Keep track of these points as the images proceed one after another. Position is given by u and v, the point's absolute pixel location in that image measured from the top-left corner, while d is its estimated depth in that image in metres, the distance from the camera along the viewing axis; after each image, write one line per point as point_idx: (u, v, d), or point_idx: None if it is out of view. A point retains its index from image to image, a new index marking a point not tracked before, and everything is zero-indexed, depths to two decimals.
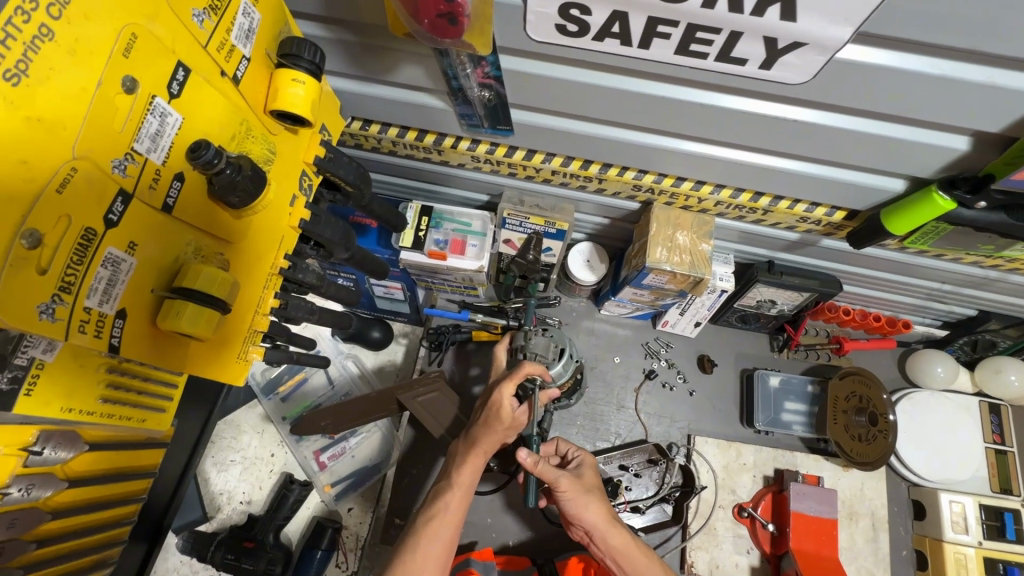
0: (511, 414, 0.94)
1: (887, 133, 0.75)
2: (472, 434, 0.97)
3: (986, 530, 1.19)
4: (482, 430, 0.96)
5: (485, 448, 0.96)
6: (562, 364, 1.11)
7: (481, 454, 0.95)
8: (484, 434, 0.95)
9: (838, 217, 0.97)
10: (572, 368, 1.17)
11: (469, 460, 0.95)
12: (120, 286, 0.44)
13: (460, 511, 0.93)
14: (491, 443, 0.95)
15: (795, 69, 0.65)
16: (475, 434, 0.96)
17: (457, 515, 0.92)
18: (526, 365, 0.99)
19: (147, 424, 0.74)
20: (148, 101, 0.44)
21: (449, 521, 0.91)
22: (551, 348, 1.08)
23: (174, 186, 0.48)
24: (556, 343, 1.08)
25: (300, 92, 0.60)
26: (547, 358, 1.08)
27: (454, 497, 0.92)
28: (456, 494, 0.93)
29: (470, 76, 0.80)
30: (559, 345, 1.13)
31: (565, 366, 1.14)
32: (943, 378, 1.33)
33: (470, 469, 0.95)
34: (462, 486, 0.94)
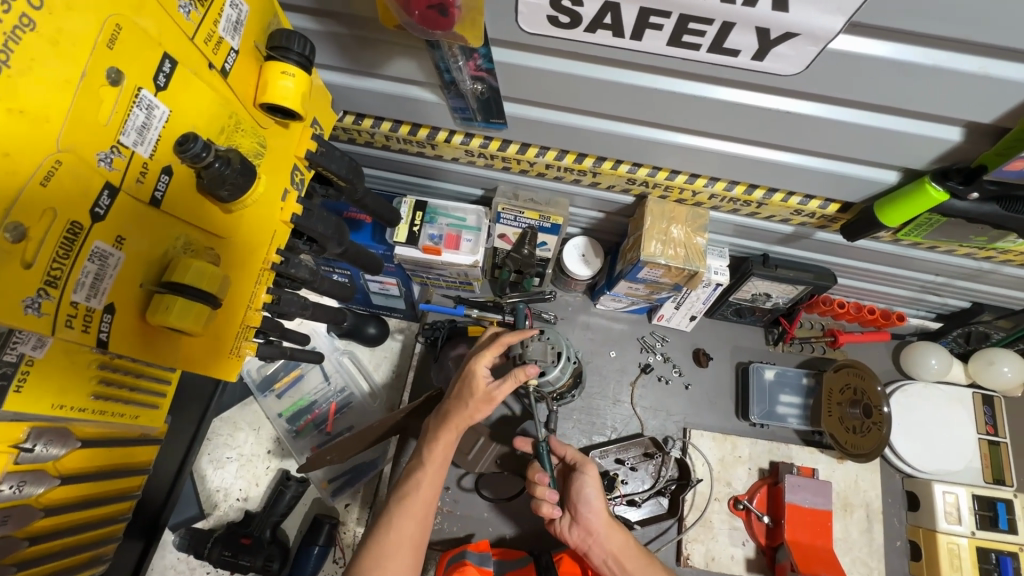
0: (484, 387, 0.95)
1: (880, 124, 0.75)
2: (445, 410, 0.98)
3: (979, 520, 1.19)
4: (456, 408, 0.96)
5: (457, 425, 0.96)
6: (559, 368, 1.09)
7: (454, 429, 0.96)
8: (460, 409, 0.95)
9: (832, 209, 0.97)
10: (570, 369, 1.14)
11: (443, 435, 0.95)
12: (108, 281, 0.44)
13: (437, 487, 0.94)
14: (465, 420, 0.96)
15: (788, 59, 0.65)
16: (448, 408, 0.97)
17: (432, 491, 0.93)
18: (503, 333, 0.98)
19: (139, 420, 0.74)
20: (135, 93, 0.43)
21: (425, 498, 0.92)
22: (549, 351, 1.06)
23: (162, 179, 0.48)
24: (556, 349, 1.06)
25: (290, 85, 0.60)
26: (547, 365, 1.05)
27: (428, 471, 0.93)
28: (433, 471, 0.94)
29: (462, 68, 0.79)
30: (555, 347, 1.10)
31: (563, 368, 1.12)
32: (937, 370, 1.33)
33: (444, 445, 0.96)
34: (437, 462, 0.94)
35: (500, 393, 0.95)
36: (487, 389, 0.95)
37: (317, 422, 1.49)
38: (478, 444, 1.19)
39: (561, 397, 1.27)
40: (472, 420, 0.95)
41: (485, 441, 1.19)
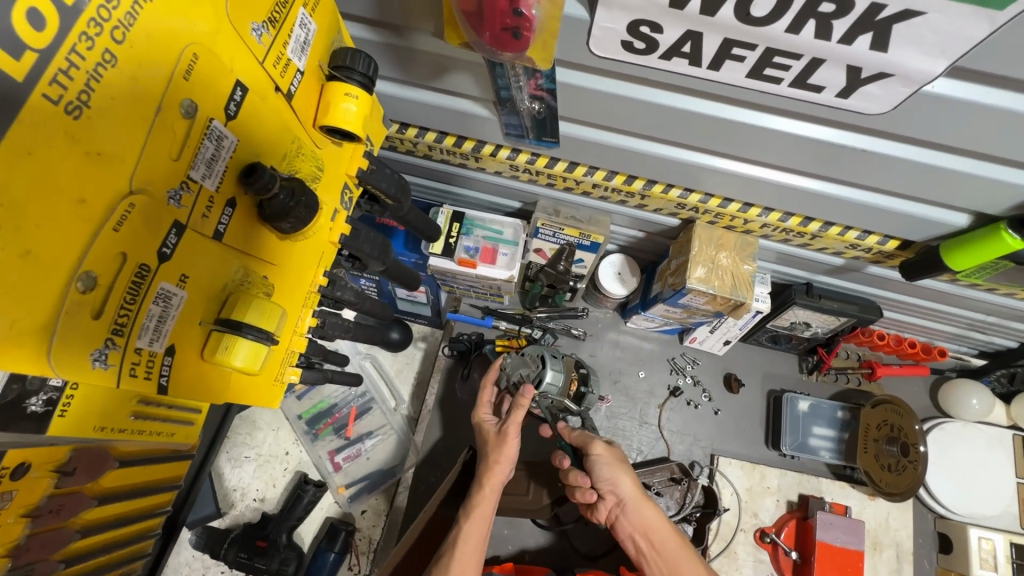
0: (492, 428, 1.03)
1: (962, 168, 0.70)
2: (477, 472, 1.01)
3: (1015, 569, 1.15)
4: (484, 463, 1.00)
5: (491, 482, 0.98)
6: (550, 367, 1.09)
7: (488, 482, 0.98)
8: (486, 464, 1.00)
9: (891, 246, 0.93)
10: (563, 362, 1.13)
11: (479, 492, 0.97)
12: (171, 323, 0.42)
13: (481, 545, 0.92)
14: (497, 474, 0.99)
15: (876, 99, 0.61)
16: (481, 469, 1.00)
17: (474, 550, 0.91)
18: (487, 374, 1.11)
19: (176, 438, 0.72)
20: (206, 124, 0.41)
21: (469, 550, 0.90)
22: (530, 359, 1.11)
23: (226, 212, 0.45)
24: (537, 353, 1.10)
25: (352, 108, 0.57)
26: (531, 371, 1.08)
27: (468, 521, 0.93)
28: (474, 526, 0.93)
29: (522, 88, 0.76)
30: (538, 352, 1.12)
31: (556, 368, 1.11)
32: (978, 410, 1.29)
33: (485, 505, 0.96)
34: (479, 516, 0.94)
35: (513, 427, 1.01)
36: (497, 429, 1.03)
37: (336, 426, 1.48)
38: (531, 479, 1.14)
39: (581, 396, 1.19)
40: (501, 464, 0.99)
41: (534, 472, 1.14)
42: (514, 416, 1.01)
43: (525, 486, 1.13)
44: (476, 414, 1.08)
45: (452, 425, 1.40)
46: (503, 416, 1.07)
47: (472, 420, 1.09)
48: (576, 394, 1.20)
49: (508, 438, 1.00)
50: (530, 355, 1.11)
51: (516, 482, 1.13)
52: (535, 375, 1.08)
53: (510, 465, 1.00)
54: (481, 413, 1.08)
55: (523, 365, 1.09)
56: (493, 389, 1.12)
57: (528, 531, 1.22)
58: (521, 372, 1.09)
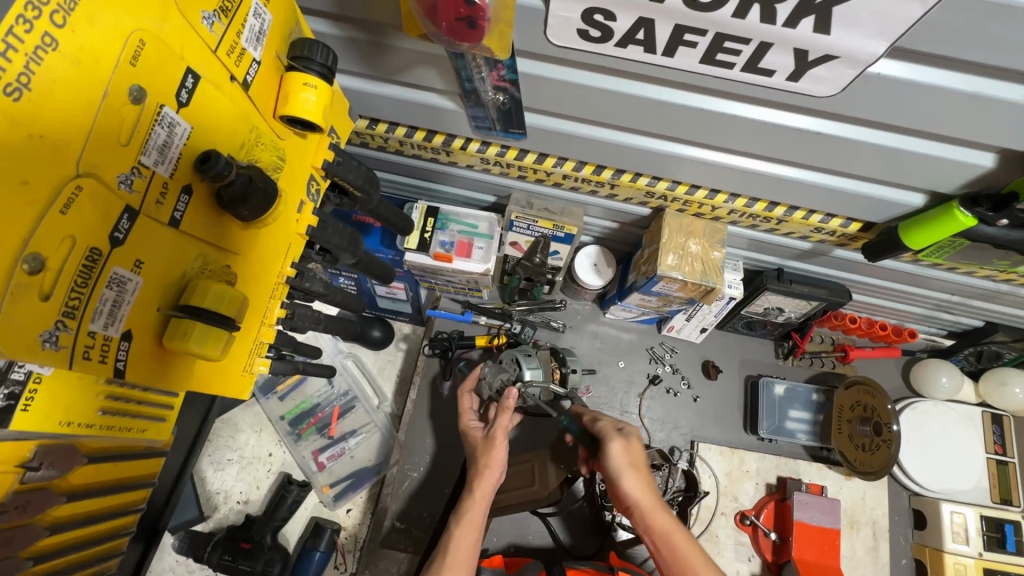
0: (479, 435, 1.04)
1: (912, 148, 0.73)
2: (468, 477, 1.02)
3: (986, 541, 1.19)
4: (474, 468, 1.01)
5: (483, 487, 0.99)
6: (527, 365, 1.10)
7: (478, 487, 0.98)
8: (476, 469, 1.01)
9: (854, 229, 0.96)
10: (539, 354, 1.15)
11: (470, 496, 0.98)
12: (126, 308, 0.42)
13: (475, 546, 0.93)
14: (487, 480, 0.99)
15: (824, 81, 0.63)
16: (471, 474, 1.01)
17: (467, 553, 0.92)
18: (461, 393, 1.14)
19: (146, 434, 0.72)
20: (156, 110, 0.41)
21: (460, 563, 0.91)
22: (506, 363, 1.11)
23: (182, 200, 0.46)
24: (512, 356, 1.11)
25: (312, 97, 0.58)
26: (510, 375, 1.09)
27: (459, 527, 0.94)
28: (467, 532, 0.94)
29: (485, 79, 0.77)
30: (515, 354, 1.12)
31: (534, 363, 1.11)
32: (948, 388, 1.32)
33: (475, 510, 0.97)
34: (471, 519, 0.95)
35: (500, 430, 1.02)
36: (485, 437, 1.03)
37: (320, 426, 1.48)
38: (536, 470, 1.14)
39: (565, 380, 1.18)
40: (490, 471, 0.99)
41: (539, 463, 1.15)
42: (501, 420, 1.03)
43: (531, 476, 1.14)
44: (463, 421, 1.10)
45: (443, 426, 1.35)
46: (490, 423, 1.07)
47: (460, 428, 1.10)
48: (560, 378, 1.19)
49: (496, 445, 1.01)
50: (506, 360, 1.12)
51: (521, 475, 1.14)
52: (513, 376, 1.09)
53: (499, 469, 1.01)
54: (467, 420, 1.10)
55: (501, 371, 1.10)
56: (474, 396, 1.15)
57: (513, 522, 1.24)
58: (500, 378, 1.09)
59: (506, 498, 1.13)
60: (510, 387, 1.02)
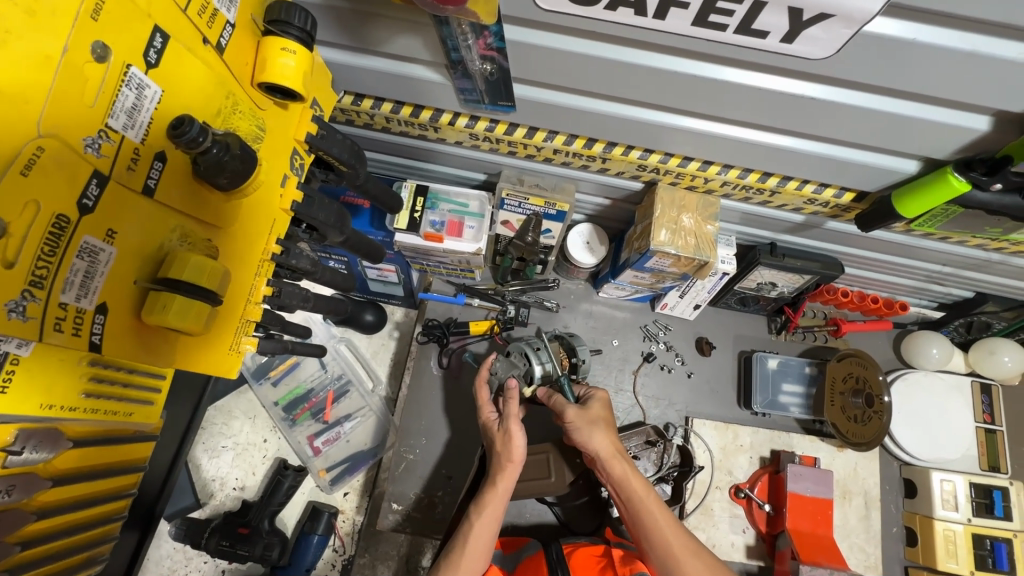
0: (497, 426, 1.04)
1: (906, 112, 0.72)
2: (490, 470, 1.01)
3: (975, 507, 1.21)
4: (498, 462, 1.00)
5: (506, 481, 0.98)
6: (538, 361, 1.09)
7: (502, 480, 0.98)
8: (500, 463, 1.00)
9: (847, 199, 0.95)
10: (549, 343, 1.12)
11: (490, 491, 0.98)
12: (99, 279, 0.42)
13: (490, 541, 0.94)
14: (510, 473, 0.99)
15: (819, 42, 0.61)
16: (493, 466, 1.01)
17: (483, 544, 0.93)
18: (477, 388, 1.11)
19: (134, 418, 0.71)
20: (123, 70, 0.40)
21: (475, 556, 0.92)
22: (516, 359, 1.09)
23: (156, 166, 0.45)
24: (521, 350, 1.10)
25: (291, 63, 0.55)
26: (521, 371, 1.07)
27: (478, 520, 0.94)
28: (486, 527, 0.94)
29: (471, 47, 0.75)
30: (528, 348, 1.10)
31: (546, 356, 1.10)
32: (938, 359, 1.33)
33: (496, 503, 0.96)
34: (491, 513, 0.95)
35: (514, 421, 1.02)
36: (501, 428, 1.03)
37: (314, 411, 1.47)
38: (551, 462, 1.14)
39: (575, 368, 1.16)
40: (513, 458, 0.99)
41: (554, 454, 1.15)
42: (511, 409, 1.03)
43: (546, 468, 1.14)
44: (482, 413, 1.09)
45: (443, 410, 1.34)
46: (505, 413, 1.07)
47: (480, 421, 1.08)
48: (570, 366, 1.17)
49: (516, 437, 1.00)
50: (515, 354, 1.10)
51: (536, 467, 1.14)
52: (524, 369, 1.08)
53: (522, 462, 1.00)
54: (485, 412, 1.08)
55: (512, 367, 1.08)
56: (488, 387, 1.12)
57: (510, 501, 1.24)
58: (511, 374, 1.08)
59: (520, 488, 1.13)
60: (511, 382, 1.03)
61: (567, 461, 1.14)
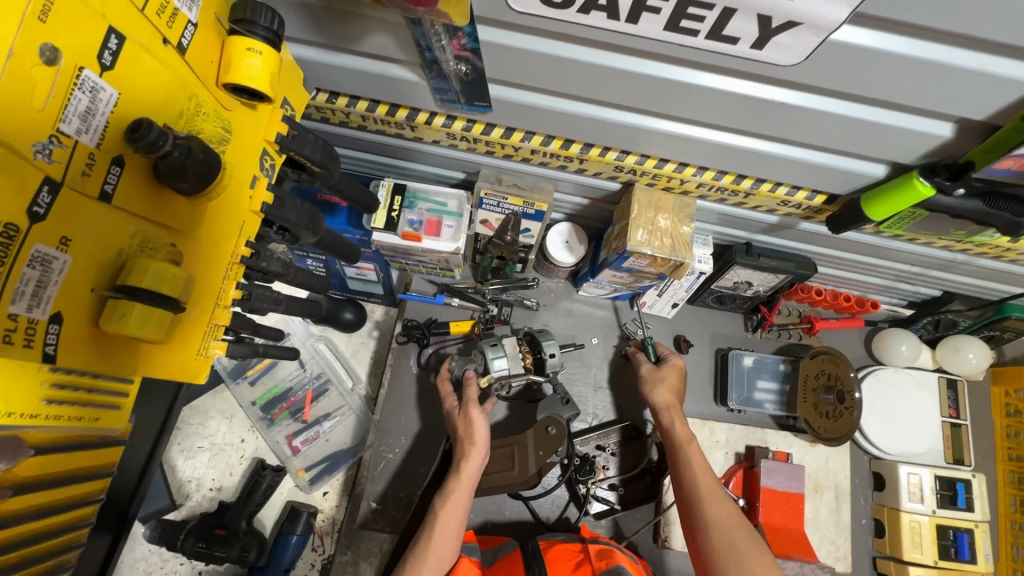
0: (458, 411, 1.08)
1: (874, 118, 0.73)
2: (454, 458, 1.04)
3: (940, 499, 1.25)
4: (461, 449, 1.04)
5: (469, 467, 1.01)
6: (497, 355, 1.11)
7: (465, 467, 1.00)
8: (463, 450, 1.04)
9: (819, 201, 0.96)
10: (510, 341, 1.14)
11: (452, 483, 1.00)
12: (53, 288, 0.41)
13: (458, 529, 0.95)
14: (474, 457, 1.02)
15: (788, 49, 0.62)
16: (457, 453, 1.04)
17: (450, 535, 0.94)
18: (440, 385, 1.15)
19: (101, 424, 0.69)
20: (76, 73, 0.39)
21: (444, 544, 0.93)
22: (476, 355, 1.16)
23: (114, 171, 0.44)
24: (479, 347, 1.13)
25: (257, 64, 0.55)
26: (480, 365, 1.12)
27: (443, 507, 0.96)
28: (455, 512, 0.96)
29: (445, 47, 0.74)
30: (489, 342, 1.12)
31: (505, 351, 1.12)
32: (907, 356, 1.36)
33: (461, 489, 0.99)
34: (455, 501, 0.97)
35: (472, 405, 1.07)
36: (462, 413, 1.07)
37: (292, 410, 1.45)
38: (516, 455, 1.15)
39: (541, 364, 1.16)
40: (477, 440, 1.03)
41: (518, 447, 1.15)
42: (471, 394, 1.08)
43: (510, 461, 1.15)
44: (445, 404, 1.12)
45: (423, 408, 1.34)
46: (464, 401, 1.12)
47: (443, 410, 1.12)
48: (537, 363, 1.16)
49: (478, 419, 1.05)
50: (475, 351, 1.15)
51: (500, 460, 1.15)
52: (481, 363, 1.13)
53: (485, 445, 1.04)
54: (448, 402, 1.12)
55: (470, 361, 1.15)
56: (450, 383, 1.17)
57: (490, 498, 1.25)
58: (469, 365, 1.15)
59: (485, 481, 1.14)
60: (468, 372, 1.11)
61: (530, 453, 1.15)
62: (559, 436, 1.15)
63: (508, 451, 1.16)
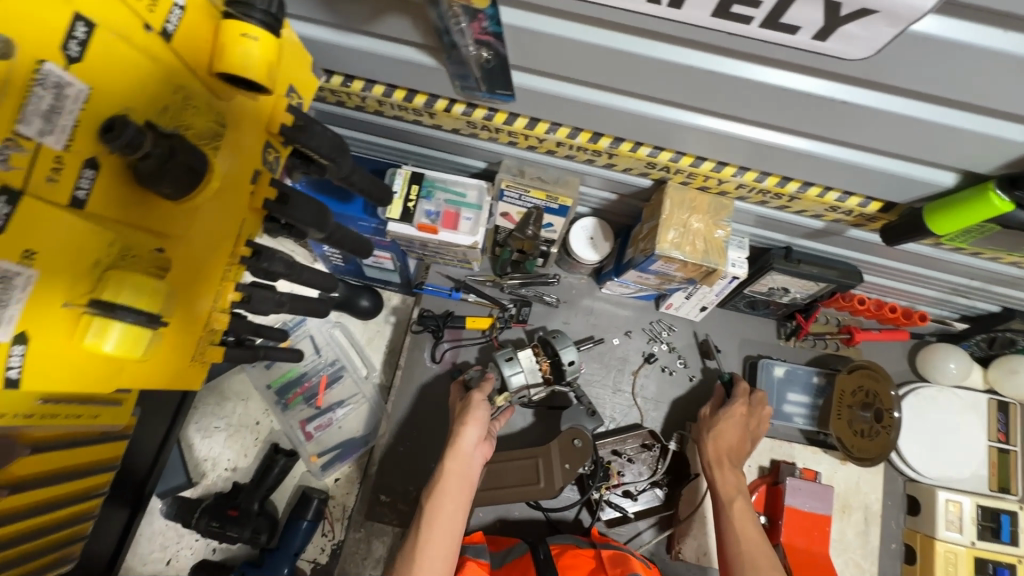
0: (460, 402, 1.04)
1: (950, 121, 0.63)
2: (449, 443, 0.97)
3: (981, 531, 1.17)
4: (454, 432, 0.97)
5: (461, 450, 0.94)
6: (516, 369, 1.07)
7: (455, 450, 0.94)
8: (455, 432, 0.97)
9: (873, 209, 0.87)
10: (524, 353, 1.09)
11: (443, 466, 0.93)
12: (15, 308, 0.38)
13: (456, 514, 0.89)
14: (466, 441, 0.95)
15: (857, 41, 0.53)
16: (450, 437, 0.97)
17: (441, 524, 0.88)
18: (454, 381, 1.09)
19: (100, 420, 0.68)
20: (34, 66, 0.35)
21: (444, 531, 0.87)
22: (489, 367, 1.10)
23: (85, 175, 0.41)
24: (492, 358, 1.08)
25: (253, 52, 0.50)
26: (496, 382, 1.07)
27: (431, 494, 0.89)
28: (452, 499, 0.90)
29: (465, 31, 0.68)
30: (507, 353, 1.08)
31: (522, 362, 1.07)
32: (955, 375, 1.26)
33: (452, 474, 0.92)
34: (445, 490, 0.90)
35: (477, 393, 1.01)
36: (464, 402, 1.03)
37: (307, 395, 1.45)
38: (540, 468, 1.12)
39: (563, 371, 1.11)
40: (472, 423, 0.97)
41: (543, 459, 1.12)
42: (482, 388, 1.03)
43: (535, 474, 1.11)
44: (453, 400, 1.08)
45: (436, 402, 1.31)
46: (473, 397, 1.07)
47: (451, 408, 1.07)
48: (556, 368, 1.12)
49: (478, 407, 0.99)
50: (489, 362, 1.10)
51: (525, 473, 1.12)
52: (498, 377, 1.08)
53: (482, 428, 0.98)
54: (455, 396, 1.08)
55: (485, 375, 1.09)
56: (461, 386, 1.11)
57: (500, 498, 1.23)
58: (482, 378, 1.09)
59: (507, 493, 1.11)
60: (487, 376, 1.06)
61: (553, 467, 1.12)
62: (586, 449, 1.11)
63: (531, 463, 1.12)
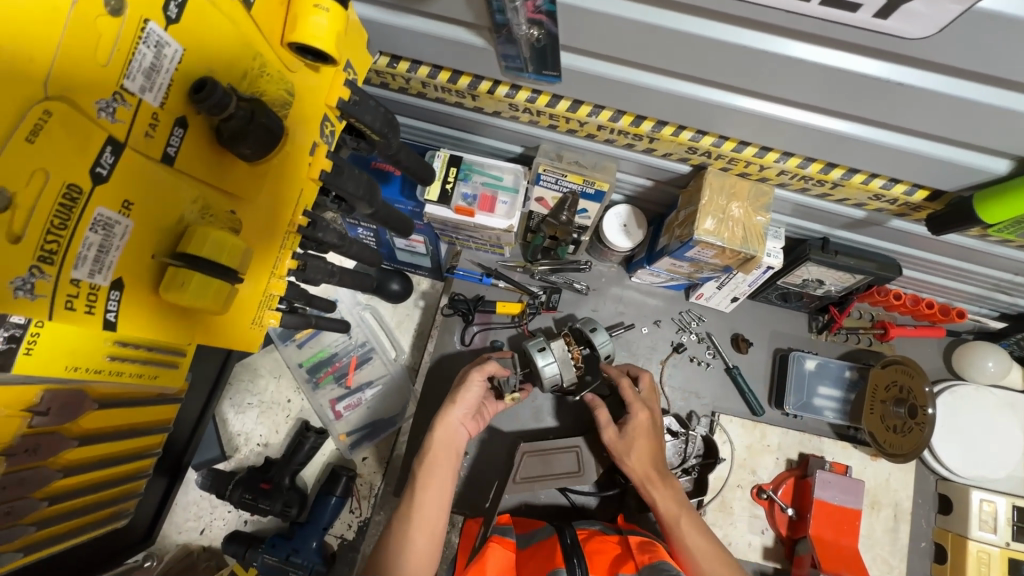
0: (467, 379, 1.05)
1: (1010, 104, 0.62)
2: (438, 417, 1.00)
3: (1016, 531, 1.13)
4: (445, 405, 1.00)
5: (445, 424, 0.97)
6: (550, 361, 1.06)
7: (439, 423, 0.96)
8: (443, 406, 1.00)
9: (919, 197, 0.86)
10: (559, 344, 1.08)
11: (431, 437, 0.95)
12: (115, 253, 0.44)
13: (448, 483, 0.92)
14: (449, 417, 0.98)
15: (919, 18, 0.53)
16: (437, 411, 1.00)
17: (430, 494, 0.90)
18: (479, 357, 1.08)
19: (159, 381, 0.70)
20: (141, 26, 0.42)
21: (433, 500, 0.89)
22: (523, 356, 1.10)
23: (175, 133, 0.47)
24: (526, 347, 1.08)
25: (323, 22, 0.52)
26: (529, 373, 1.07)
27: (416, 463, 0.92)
28: (440, 468, 0.92)
29: (519, 9, 0.68)
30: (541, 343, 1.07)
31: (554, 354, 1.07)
32: (993, 373, 1.24)
33: (439, 445, 0.95)
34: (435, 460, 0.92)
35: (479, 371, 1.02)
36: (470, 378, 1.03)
37: (337, 375, 1.47)
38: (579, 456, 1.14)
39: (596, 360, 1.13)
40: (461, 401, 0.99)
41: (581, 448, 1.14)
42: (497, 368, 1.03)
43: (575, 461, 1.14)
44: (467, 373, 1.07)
45: None
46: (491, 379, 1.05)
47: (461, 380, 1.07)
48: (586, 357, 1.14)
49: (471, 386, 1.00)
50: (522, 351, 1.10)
51: (563, 461, 1.14)
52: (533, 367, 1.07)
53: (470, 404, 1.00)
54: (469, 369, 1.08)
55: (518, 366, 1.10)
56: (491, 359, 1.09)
57: None
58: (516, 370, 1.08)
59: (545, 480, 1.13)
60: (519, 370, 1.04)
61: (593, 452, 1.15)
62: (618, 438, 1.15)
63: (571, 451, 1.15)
